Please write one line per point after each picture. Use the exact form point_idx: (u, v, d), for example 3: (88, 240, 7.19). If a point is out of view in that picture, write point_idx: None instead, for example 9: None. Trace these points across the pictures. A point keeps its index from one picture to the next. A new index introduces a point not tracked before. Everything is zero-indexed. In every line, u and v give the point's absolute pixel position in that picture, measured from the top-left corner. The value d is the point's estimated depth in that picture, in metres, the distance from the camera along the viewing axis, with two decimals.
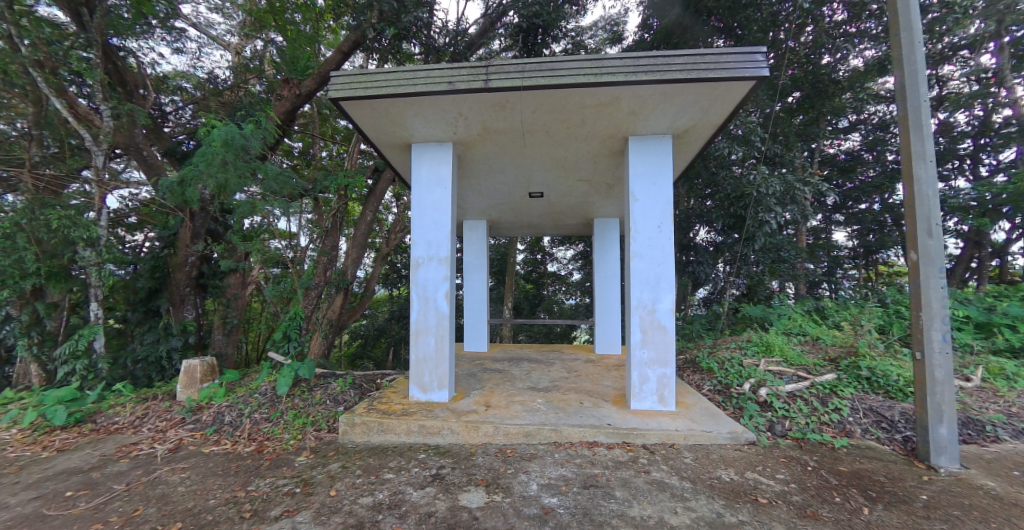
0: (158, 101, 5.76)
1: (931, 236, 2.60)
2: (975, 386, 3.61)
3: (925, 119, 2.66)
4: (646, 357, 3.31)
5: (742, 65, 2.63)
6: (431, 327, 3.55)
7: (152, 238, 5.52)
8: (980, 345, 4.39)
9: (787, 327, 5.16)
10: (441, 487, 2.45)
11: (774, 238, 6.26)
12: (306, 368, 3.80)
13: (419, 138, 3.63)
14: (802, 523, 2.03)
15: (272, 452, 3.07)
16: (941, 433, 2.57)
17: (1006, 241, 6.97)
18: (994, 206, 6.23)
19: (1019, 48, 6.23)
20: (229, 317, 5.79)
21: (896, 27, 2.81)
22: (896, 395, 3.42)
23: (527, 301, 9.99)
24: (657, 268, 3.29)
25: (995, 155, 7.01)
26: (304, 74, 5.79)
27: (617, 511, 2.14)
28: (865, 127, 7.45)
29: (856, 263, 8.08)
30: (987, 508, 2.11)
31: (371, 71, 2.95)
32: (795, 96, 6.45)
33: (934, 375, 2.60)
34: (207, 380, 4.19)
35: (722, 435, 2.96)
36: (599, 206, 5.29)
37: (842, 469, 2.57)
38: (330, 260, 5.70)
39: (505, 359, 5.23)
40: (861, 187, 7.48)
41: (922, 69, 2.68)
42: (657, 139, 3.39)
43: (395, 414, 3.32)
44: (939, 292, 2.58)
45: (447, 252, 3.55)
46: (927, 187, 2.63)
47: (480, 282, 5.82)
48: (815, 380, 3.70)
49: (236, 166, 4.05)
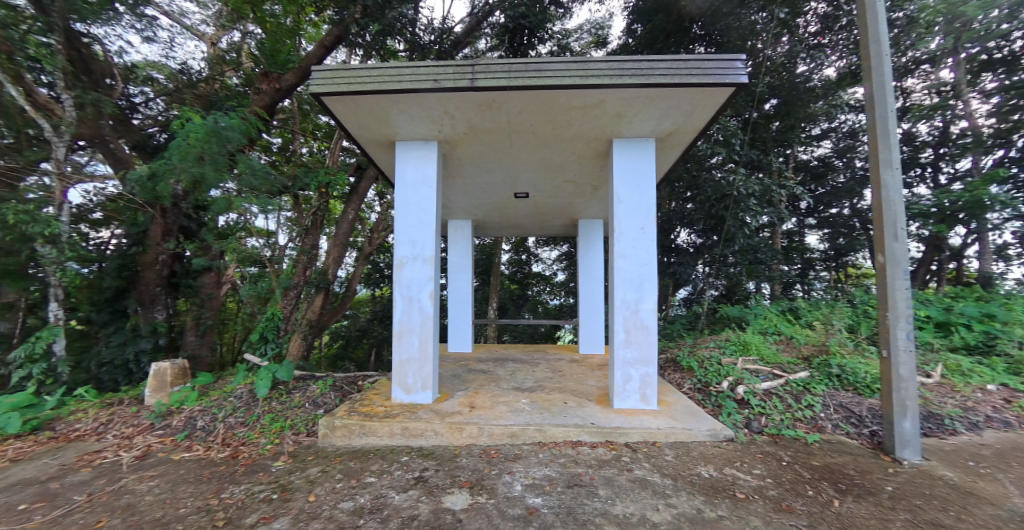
0: (126, 91, 5.42)
1: (897, 239, 2.75)
2: (935, 382, 3.80)
3: (892, 128, 2.80)
4: (630, 357, 3.37)
5: (722, 72, 2.71)
6: (415, 327, 3.51)
7: (119, 235, 5.20)
8: (939, 343, 4.62)
9: (763, 326, 5.32)
10: (423, 490, 2.42)
11: (751, 240, 6.47)
12: (284, 370, 3.69)
13: (404, 136, 3.59)
14: (778, 517, 2.09)
15: (248, 458, 2.97)
16: (906, 428, 2.70)
17: (962, 244, 7.43)
18: (952, 213, 6.50)
19: (974, 64, 6.70)
20: (203, 318, 5.57)
21: (867, 40, 2.95)
22: (863, 392, 3.58)
23: (512, 301, 9.95)
24: (641, 269, 3.35)
25: (953, 164, 7.46)
26: (284, 67, 5.68)
27: (600, 510, 2.16)
28: (835, 135, 7.83)
29: (827, 265, 8.23)
30: (946, 497, 2.24)
31: (355, 67, 2.89)
32: (772, 103, 6.65)
33: (900, 372, 2.73)
34: (178, 384, 4.08)
35: (702, 433, 3.03)
36: (586, 206, 5.32)
37: (814, 464, 2.67)
38: (310, 259, 5.48)
39: (489, 359, 5.21)
40: (833, 192, 7.82)
41: (888, 81, 2.83)
42: (641, 142, 3.46)
43: (377, 416, 3.26)
44: (904, 293, 2.72)
45: (432, 252, 3.52)
46: (893, 193, 2.77)
47: (465, 282, 5.77)
48: (788, 377, 3.82)
49: (214, 160, 3.92)
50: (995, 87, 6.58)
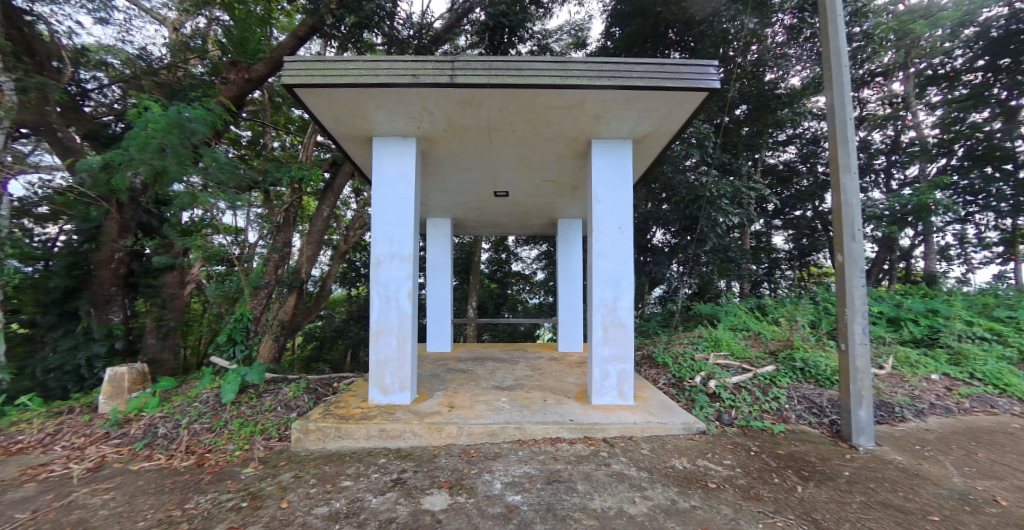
0: (76, 76, 5.03)
1: (854, 240, 2.93)
2: (887, 373, 4.08)
3: (850, 136, 2.98)
4: (608, 354, 3.44)
5: (696, 77, 2.80)
6: (393, 327, 3.44)
7: (69, 231, 4.83)
8: (890, 336, 4.97)
9: (734, 323, 5.55)
10: (402, 492, 2.39)
11: (722, 240, 6.73)
12: (254, 372, 3.54)
13: (381, 132, 3.52)
14: (747, 504, 2.19)
15: (214, 465, 2.84)
16: (861, 416, 2.89)
17: (911, 245, 8.03)
18: (902, 215, 7.00)
19: (921, 79, 7.40)
20: (165, 320, 5.24)
21: (827, 51, 3.12)
22: (824, 383, 3.81)
23: (491, 301, 9.93)
24: (618, 268, 3.42)
25: (902, 171, 8.02)
26: (254, 57, 5.34)
27: (579, 505, 2.20)
28: (799, 142, 8.29)
29: (792, 264, 8.63)
30: (896, 480, 2.41)
31: (330, 59, 2.80)
32: (743, 109, 6.93)
33: (856, 364, 2.92)
34: (136, 389, 3.85)
35: (676, 426, 3.14)
36: (565, 206, 5.39)
37: (779, 453, 2.81)
38: (282, 257, 5.27)
39: (468, 359, 5.19)
40: (797, 196, 8.26)
41: (847, 91, 3.01)
42: (619, 144, 3.54)
43: (353, 418, 3.19)
44: (860, 290, 2.92)
45: (410, 251, 3.47)
46: (851, 196, 2.95)
47: (444, 282, 5.71)
48: (757, 371, 4.01)
49: (177, 153, 3.72)
50: (940, 101, 7.28)
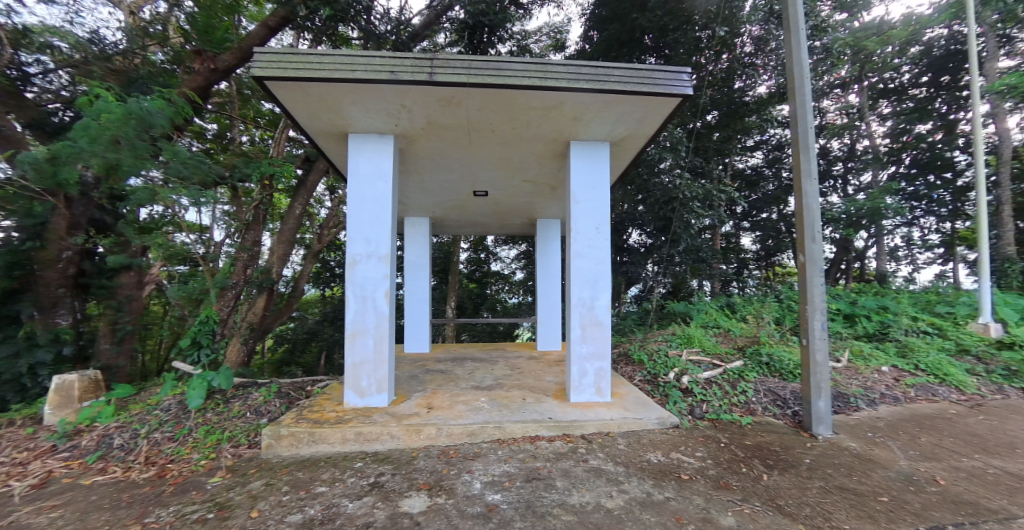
0: (16, 59, 4.56)
1: (814, 241, 3.12)
2: (843, 366, 4.37)
3: (811, 143, 3.16)
4: (586, 352, 3.51)
5: (670, 83, 2.89)
6: (370, 328, 3.37)
7: (8, 227, 4.37)
8: (846, 332, 5.31)
9: (705, 320, 5.77)
10: (379, 496, 2.35)
11: (695, 241, 6.97)
12: (221, 377, 3.37)
13: (357, 129, 3.43)
14: (717, 494, 2.30)
15: (177, 476, 2.69)
16: (820, 406, 3.08)
17: (864, 247, 8.64)
18: (857, 219, 7.48)
19: (874, 91, 8.10)
20: (121, 323, 4.92)
21: (791, 62, 3.29)
22: (788, 377, 4.03)
23: (470, 301, 9.88)
24: (596, 267, 3.49)
25: (857, 178, 8.57)
26: (221, 46, 5.06)
27: (558, 501, 2.24)
28: (765, 148, 8.71)
29: (759, 265, 9.22)
30: (850, 465, 2.59)
31: (303, 52, 2.70)
32: (713, 115, 7.20)
33: (816, 358, 3.11)
34: (87, 398, 3.59)
35: (651, 421, 3.24)
36: (544, 206, 5.43)
37: (747, 443, 2.96)
38: (251, 257, 5.05)
39: (447, 359, 5.15)
40: (763, 199, 8.72)
41: (808, 101, 3.19)
42: (596, 145, 3.61)
43: (328, 422, 3.10)
44: (820, 289, 3.10)
45: (388, 250, 3.40)
46: (812, 200, 3.13)
47: (422, 282, 5.62)
48: (726, 367, 4.19)
49: (133, 146, 3.49)
50: (890, 112, 8.00)
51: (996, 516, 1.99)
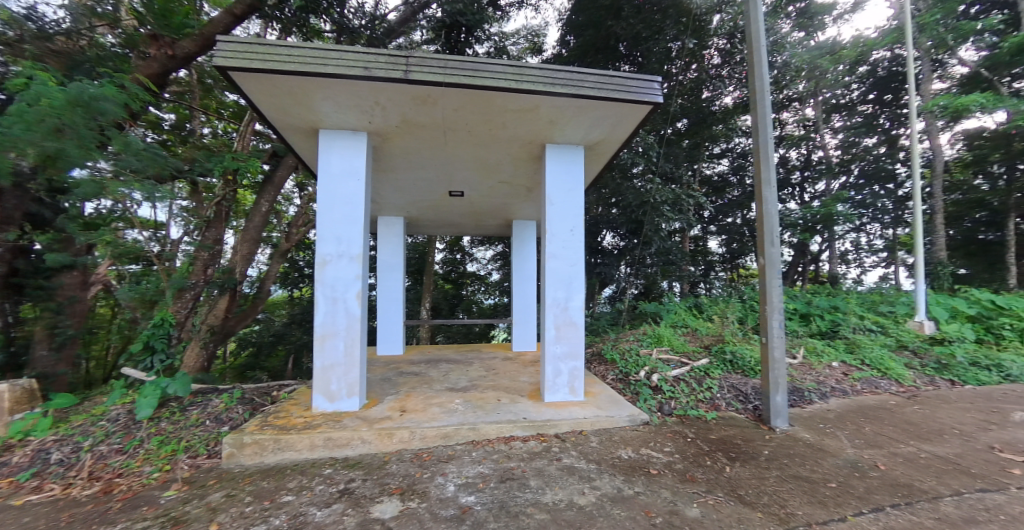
0: None
1: (773, 245, 3.31)
2: (798, 362, 4.66)
3: (770, 153, 3.36)
4: (560, 352, 3.56)
5: (642, 90, 2.98)
6: (340, 330, 3.27)
7: None
8: (802, 330, 5.68)
9: (675, 320, 5.99)
10: (349, 502, 2.28)
11: (665, 243, 7.22)
12: (177, 384, 3.17)
13: (329, 125, 3.32)
14: (684, 487, 2.40)
15: (126, 491, 2.50)
16: (777, 401, 3.28)
17: (819, 251, 9.26)
18: (812, 224, 8.01)
19: (827, 106, 8.76)
20: (61, 326, 4.53)
21: (753, 76, 3.48)
22: (749, 373, 4.26)
23: (445, 302, 9.79)
24: (571, 268, 3.55)
25: (812, 186, 9.18)
26: (179, 32, 4.87)
27: (531, 500, 2.26)
28: (730, 156, 9.18)
29: (725, 267, 9.60)
30: (804, 454, 2.77)
31: (271, 43, 2.59)
32: (683, 123, 7.51)
33: (774, 355, 3.30)
34: (20, 410, 3.27)
35: (622, 418, 3.34)
36: (520, 208, 5.46)
37: (711, 438, 3.11)
38: (212, 256, 4.78)
39: (421, 361, 5.07)
40: (730, 204, 9.19)
41: (768, 113, 3.39)
42: (571, 149, 3.67)
43: (295, 428, 2.98)
44: (777, 290, 3.30)
45: (360, 250, 3.31)
46: (771, 207, 3.33)
47: (395, 282, 5.51)
48: (693, 364, 4.37)
49: (80, 135, 3.23)
50: (841, 126, 8.63)
51: (927, 496, 2.19)
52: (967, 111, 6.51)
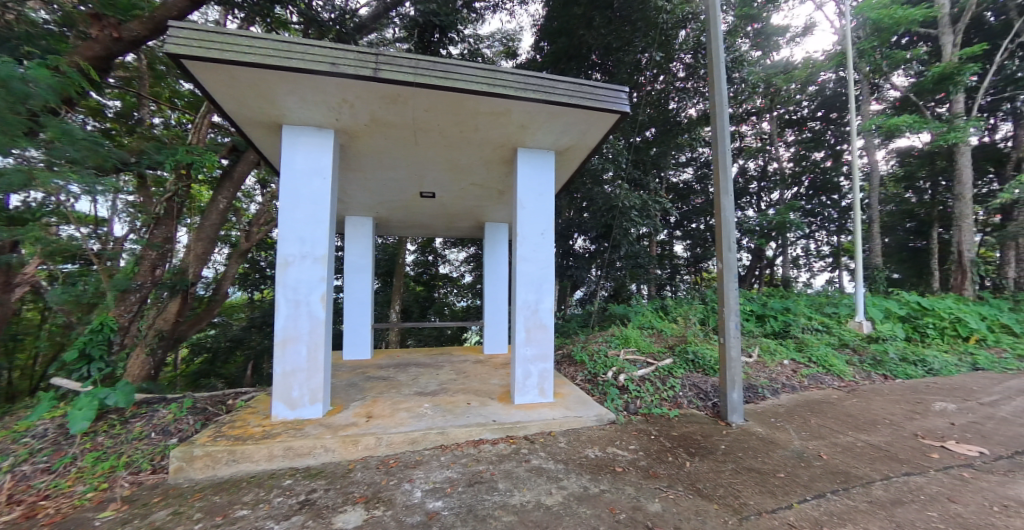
0: None
1: (730, 251, 3.50)
2: (754, 360, 4.94)
3: (728, 164, 3.55)
4: (530, 354, 3.59)
5: (610, 99, 3.07)
6: (303, 334, 3.13)
7: None
8: (757, 330, 6.03)
9: (641, 322, 6.19)
10: (310, 514, 2.19)
11: (633, 247, 7.45)
12: (118, 394, 2.91)
13: (293, 121, 3.19)
14: (647, 483, 2.48)
15: (53, 514, 2.27)
16: (734, 398, 3.46)
17: (774, 256, 9.88)
18: (767, 231, 8.53)
19: (783, 121, 9.45)
20: None
21: (712, 91, 3.67)
22: (709, 372, 4.47)
23: (416, 304, 9.57)
24: (541, 271, 3.59)
25: (767, 195, 9.80)
26: (127, 14, 4.49)
27: (499, 502, 2.26)
28: (694, 165, 9.63)
29: (690, 270, 10.05)
30: (757, 447, 2.95)
31: (230, 32, 2.45)
32: (650, 132, 7.79)
33: (731, 354, 3.48)
34: None
35: (590, 418, 3.41)
36: (491, 210, 5.45)
37: (674, 434, 3.24)
38: (160, 256, 4.45)
39: (390, 365, 4.95)
40: (694, 210, 9.62)
41: (726, 127, 3.59)
42: (542, 153, 3.72)
43: (252, 439, 2.82)
44: (734, 293, 3.49)
45: (325, 251, 3.19)
46: (729, 215, 3.51)
47: (363, 284, 5.35)
48: (658, 364, 4.54)
49: (6, 121, 2.91)
50: (794, 140, 9.47)
51: (862, 481, 2.40)
52: (897, 131, 7.20)
